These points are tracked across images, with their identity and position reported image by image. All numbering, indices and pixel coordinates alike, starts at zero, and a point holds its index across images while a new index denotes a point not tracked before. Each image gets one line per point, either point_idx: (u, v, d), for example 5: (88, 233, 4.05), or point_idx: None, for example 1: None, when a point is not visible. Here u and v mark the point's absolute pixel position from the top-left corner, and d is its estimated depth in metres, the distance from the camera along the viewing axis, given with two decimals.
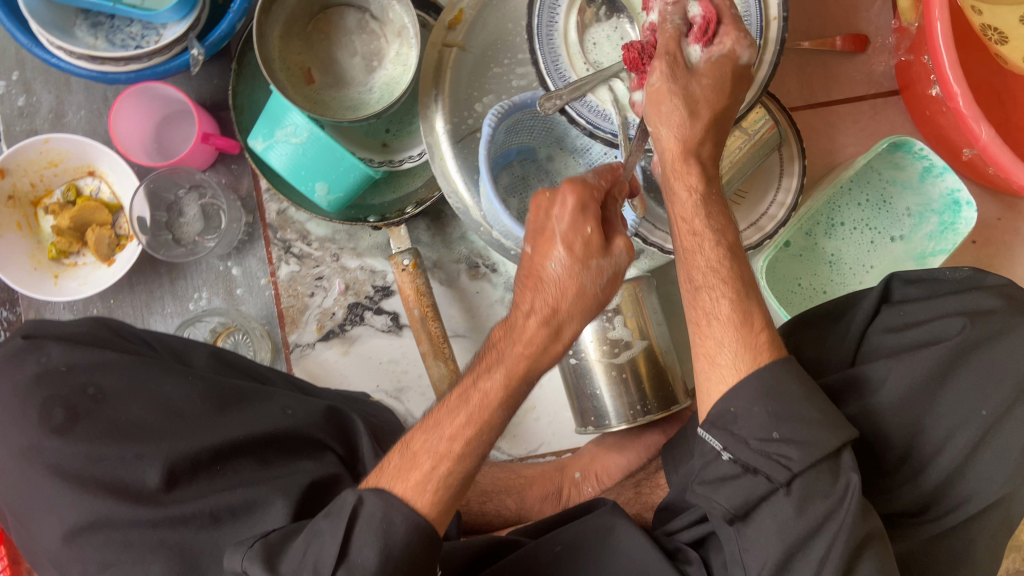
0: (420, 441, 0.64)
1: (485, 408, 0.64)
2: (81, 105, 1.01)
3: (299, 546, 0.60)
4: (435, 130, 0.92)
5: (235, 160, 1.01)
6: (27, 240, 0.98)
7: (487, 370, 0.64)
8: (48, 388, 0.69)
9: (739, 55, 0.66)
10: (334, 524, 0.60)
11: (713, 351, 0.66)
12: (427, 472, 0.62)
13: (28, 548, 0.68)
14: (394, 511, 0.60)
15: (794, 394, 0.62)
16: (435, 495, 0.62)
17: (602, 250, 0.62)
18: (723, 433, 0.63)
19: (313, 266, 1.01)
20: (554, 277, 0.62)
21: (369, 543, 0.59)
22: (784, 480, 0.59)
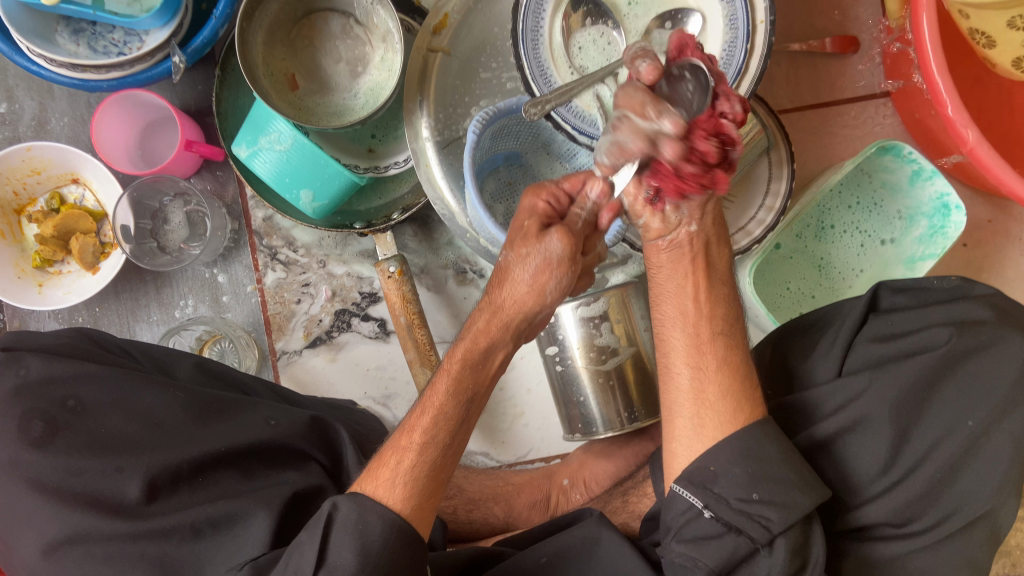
0: (389, 444, 0.66)
1: (439, 406, 0.65)
2: (64, 112, 1.00)
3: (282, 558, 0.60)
4: (420, 137, 0.91)
5: (220, 167, 1.00)
6: (11, 248, 0.97)
7: (437, 370, 0.67)
8: (26, 401, 0.68)
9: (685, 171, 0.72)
10: (311, 533, 0.60)
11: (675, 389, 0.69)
12: (395, 471, 0.63)
13: (8, 562, 0.68)
14: (367, 511, 0.60)
15: (771, 456, 0.62)
16: (406, 491, 0.62)
17: (536, 237, 0.65)
18: (704, 492, 0.62)
19: (299, 273, 1.01)
20: (517, 279, 0.65)
21: (347, 543, 0.58)
22: (765, 541, 0.60)
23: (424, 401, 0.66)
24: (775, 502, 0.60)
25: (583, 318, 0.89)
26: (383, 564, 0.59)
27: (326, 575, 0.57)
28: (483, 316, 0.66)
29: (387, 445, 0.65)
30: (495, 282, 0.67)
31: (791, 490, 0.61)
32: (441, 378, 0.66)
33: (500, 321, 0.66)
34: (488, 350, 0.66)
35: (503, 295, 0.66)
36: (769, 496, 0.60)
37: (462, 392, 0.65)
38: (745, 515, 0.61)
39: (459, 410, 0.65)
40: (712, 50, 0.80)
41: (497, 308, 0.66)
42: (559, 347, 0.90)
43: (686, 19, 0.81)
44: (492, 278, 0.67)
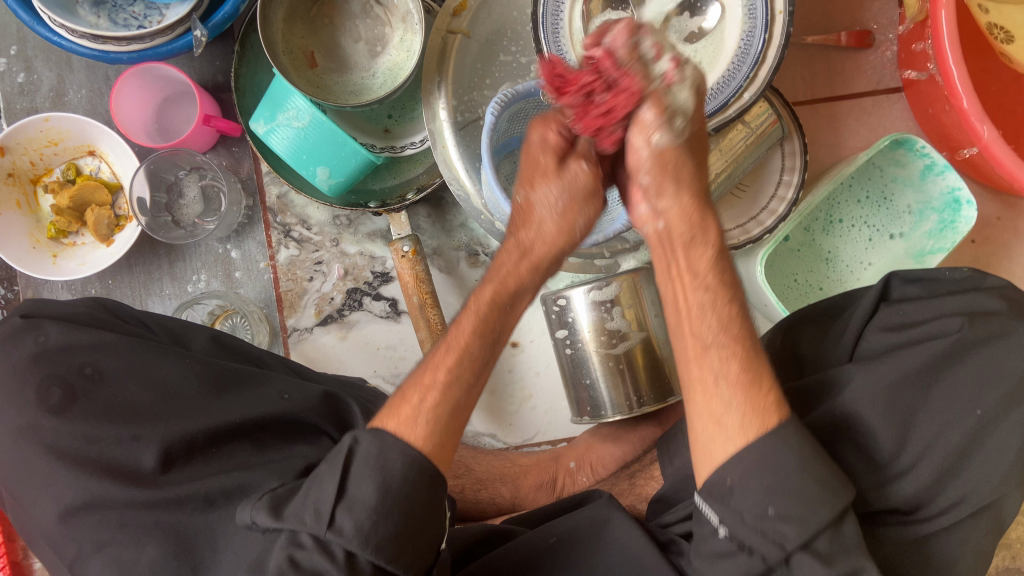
0: (409, 382, 0.64)
1: (464, 339, 0.64)
2: (82, 84, 1.00)
3: (303, 491, 0.59)
4: (437, 117, 0.92)
5: (235, 142, 1.00)
6: (26, 219, 0.97)
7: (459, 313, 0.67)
8: (45, 367, 0.69)
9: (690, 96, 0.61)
10: (331, 466, 0.59)
11: (719, 412, 0.59)
12: (417, 407, 0.61)
13: (24, 527, 0.68)
14: (390, 447, 0.59)
15: (790, 466, 0.57)
16: (428, 429, 0.60)
17: (559, 172, 0.65)
18: (720, 506, 0.59)
19: (312, 251, 1.01)
20: (543, 218, 0.66)
21: (368, 478, 0.57)
22: (781, 560, 0.56)
23: (450, 339, 0.65)
24: (791, 517, 0.56)
25: (595, 302, 0.90)
26: (405, 494, 0.58)
27: (346, 509, 0.57)
28: (509, 253, 0.67)
29: (410, 381, 0.64)
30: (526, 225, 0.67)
31: (813, 504, 0.56)
32: (465, 321, 0.65)
33: (531, 262, 0.67)
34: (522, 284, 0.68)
35: (529, 233, 0.67)
36: (787, 512, 0.56)
37: (480, 331, 0.65)
38: (761, 533, 0.57)
39: (484, 350, 0.65)
40: (732, 39, 0.81)
41: (524, 247, 0.67)
42: (569, 330, 0.92)
43: (704, 8, 0.82)
44: (514, 218, 0.67)
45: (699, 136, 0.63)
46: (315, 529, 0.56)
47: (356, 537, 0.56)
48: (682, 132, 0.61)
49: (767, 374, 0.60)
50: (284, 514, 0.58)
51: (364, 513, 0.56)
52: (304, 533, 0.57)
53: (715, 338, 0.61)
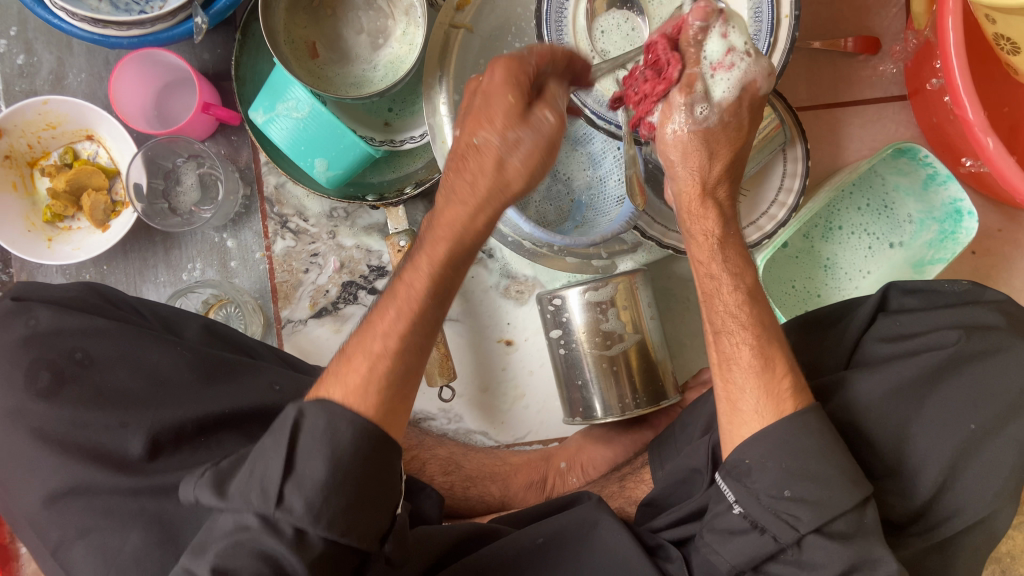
0: (356, 344, 0.63)
1: (414, 300, 0.64)
2: (82, 68, 1.00)
3: (247, 468, 0.57)
4: (438, 112, 0.91)
5: (235, 131, 1.00)
6: (22, 201, 0.97)
7: (415, 263, 0.64)
8: (34, 351, 0.69)
9: (757, 85, 0.67)
10: (276, 440, 0.57)
11: (736, 396, 0.65)
12: (366, 375, 0.60)
13: (7, 512, 0.68)
14: (338, 417, 0.57)
15: (808, 449, 0.60)
16: (378, 395, 0.60)
17: (521, 120, 0.60)
18: (736, 484, 0.62)
19: (308, 243, 1.01)
20: (509, 168, 0.61)
21: (317, 453, 0.56)
22: (793, 540, 0.59)
23: (399, 296, 0.64)
24: (806, 500, 0.59)
25: (590, 303, 0.89)
26: (356, 468, 0.56)
27: (295, 486, 0.55)
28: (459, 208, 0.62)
29: (358, 343, 0.63)
30: (481, 172, 0.61)
31: (835, 490, 0.59)
32: (420, 264, 0.64)
33: (485, 217, 0.63)
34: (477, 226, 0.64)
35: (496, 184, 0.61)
36: (802, 494, 0.59)
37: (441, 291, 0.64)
38: (776, 514, 0.60)
39: (434, 305, 0.64)
40: None
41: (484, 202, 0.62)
42: (564, 329, 0.91)
43: None
44: (454, 158, 0.63)
45: (730, 135, 0.69)
46: (261, 509, 0.54)
47: (306, 515, 0.54)
48: (705, 119, 0.67)
49: (779, 357, 0.66)
50: (230, 492, 0.56)
51: (313, 489, 0.55)
52: (250, 513, 0.55)
53: (736, 326, 0.67)
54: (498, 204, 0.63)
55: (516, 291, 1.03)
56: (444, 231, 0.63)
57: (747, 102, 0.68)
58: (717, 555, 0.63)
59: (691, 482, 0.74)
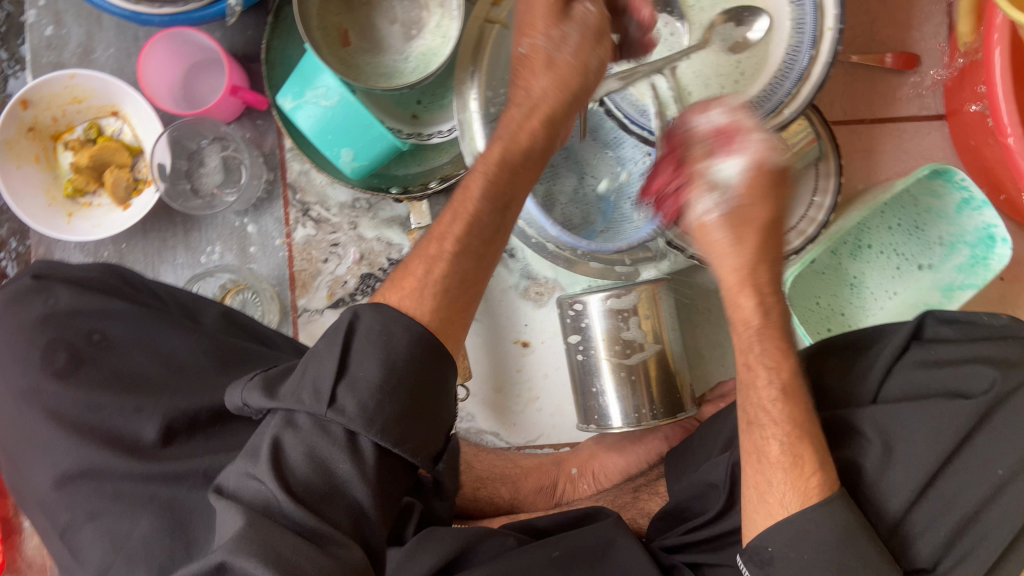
0: (417, 252, 0.66)
1: (470, 202, 0.68)
2: (111, 43, 0.99)
3: (297, 372, 0.56)
4: (468, 108, 0.90)
5: (261, 115, 0.99)
6: (43, 174, 0.95)
7: (466, 183, 0.70)
8: (51, 331, 0.68)
9: (767, 161, 0.69)
10: (330, 343, 0.56)
11: (761, 485, 0.63)
12: (421, 279, 0.62)
13: (17, 491, 0.67)
14: (393, 323, 0.56)
15: (832, 542, 0.59)
16: (434, 302, 0.61)
17: (564, 15, 0.69)
18: (760, 570, 0.62)
19: (329, 232, 1.00)
20: (549, 62, 0.69)
21: (369, 356, 0.55)
22: None
23: (457, 205, 0.68)
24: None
25: (612, 310, 0.88)
26: (410, 375, 0.55)
27: (348, 387, 0.54)
28: (521, 111, 0.71)
29: (415, 253, 0.65)
30: (522, 85, 0.71)
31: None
32: (475, 179, 0.69)
33: (539, 115, 0.71)
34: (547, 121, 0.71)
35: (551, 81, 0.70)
36: None
37: (508, 187, 0.70)
38: None
39: (490, 217, 0.68)
40: (776, 57, 0.78)
41: (549, 106, 0.71)
42: (583, 335, 0.90)
43: (752, 19, 0.79)
44: (519, 74, 0.72)
45: (751, 209, 0.69)
46: (314, 409, 0.53)
47: (359, 417, 0.52)
48: (727, 202, 0.69)
49: (805, 399, 0.65)
50: (282, 393, 0.55)
51: (367, 391, 0.53)
52: (302, 412, 0.54)
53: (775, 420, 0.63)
54: (562, 113, 0.71)
55: (535, 292, 1.02)
56: (492, 159, 0.70)
57: (764, 177, 0.69)
58: None
59: (705, 498, 0.73)
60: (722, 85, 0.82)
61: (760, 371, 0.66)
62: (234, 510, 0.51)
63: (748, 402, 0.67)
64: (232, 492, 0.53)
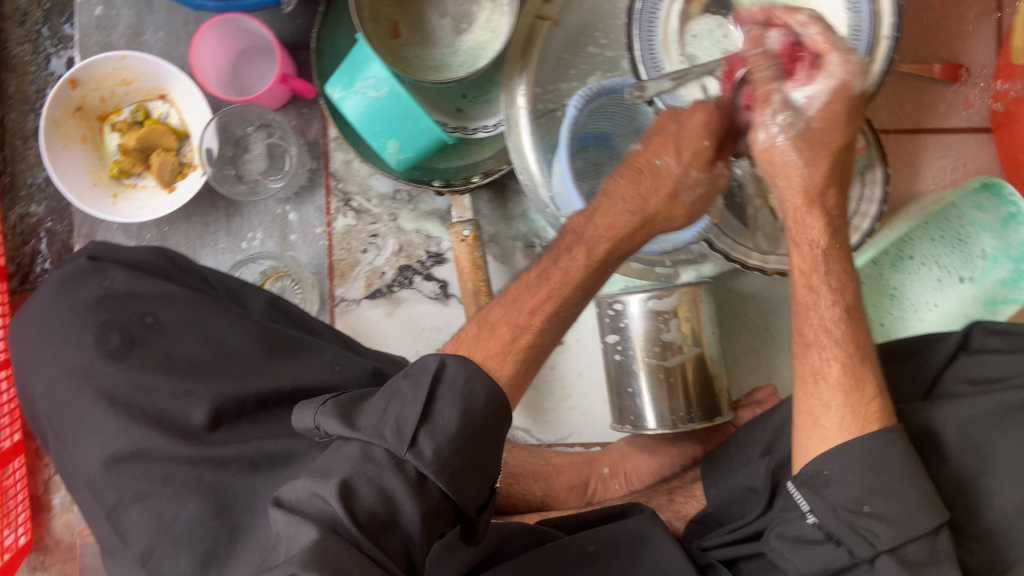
0: (498, 312, 0.61)
1: (565, 285, 0.63)
2: (160, 26, 0.99)
3: (379, 403, 0.55)
4: (515, 104, 0.90)
5: (307, 104, 0.99)
6: (89, 155, 0.96)
7: (567, 250, 0.65)
8: (104, 313, 0.69)
9: (851, 84, 0.60)
10: (415, 384, 0.55)
11: (817, 411, 0.63)
12: (507, 342, 0.59)
13: (66, 469, 0.68)
14: (476, 380, 0.55)
15: (893, 468, 0.60)
16: (514, 365, 0.59)
17: (705, 164, 0.65)
18: (813, 496, 0.61)
19: (369, 223, 1.00)
20: (665, 171, 0.64)
21: (452, 404, 0.54)
22: (868, 556, 0.59)
23: (553, 280, 0.63)
24: (887, 519, 0.59)
25: (653, 311, 0.88)
26: (483, 431, 0.54)
27: (429, 433, 0.52)
28: (626, 216, 0.65)
29: (502, 313, 0.61)
30: (645, 181, 0.65)
31: (913, 510, 0.58)
32: (577, 252, 0.64)
33: (645, 229, 0.66)
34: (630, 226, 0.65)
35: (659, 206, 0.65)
36: (882, 511, 0.59)
37: (585, 283, 0.65)
38: (851, 528, 0.60)
39: (579, 301, 0.65)
40: None
41: (646, 215, 0.66)
42: (621, 335, 0.90)
43: None
44: (629, 169, 0.65)
45: (829, 132, 0.62)
46: (393, 446, 0.52)
47: (434, 462, 0.51)
48: (798, 125, 0.61)
49: (869, 379, 0.64)
50: (362, 423, 0.53)
51: (445, 439, 0.52)
52: (380, 447, 0.52)
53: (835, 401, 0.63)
54: (662, 221, 0.67)
55: None
56: (603, 234, 0.65)
57: (847, 102, 0.61)
58: (785, 562, 0.63)
59: (745, 502, 0.73)
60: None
61: (823, 292, 0.66)
62: (300, 523, 0.49)
63: (803, 323, 0.67)
64: (294, 505, 0.51)
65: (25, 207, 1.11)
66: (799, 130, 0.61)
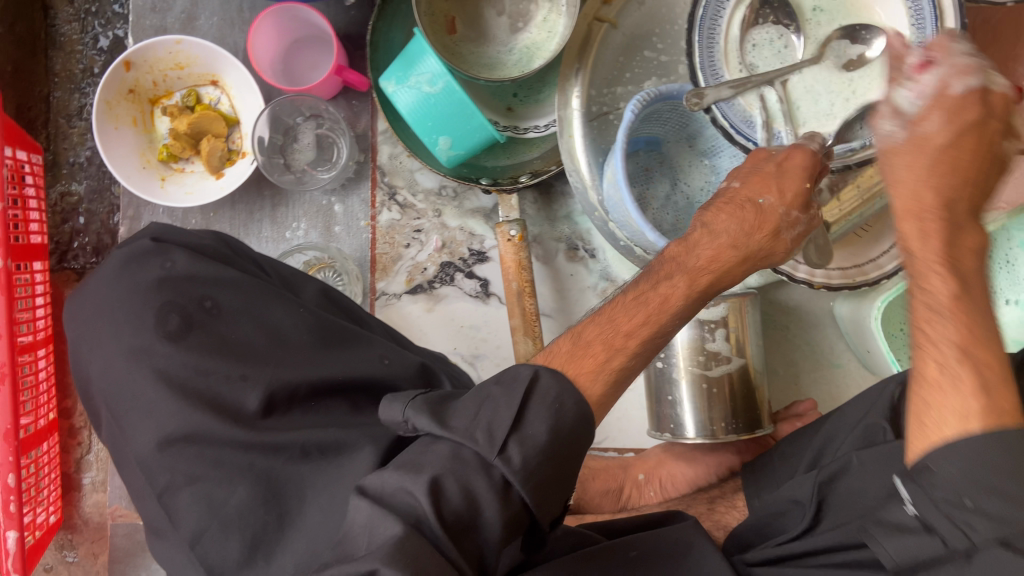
0: (593, 331, 0.59)
1: (663, 312, 0.61)
2: (215, 12, 0.99)
3: (471, 406, 0.53)
4: (569, 105, 0.89)
5: (357, 96, 1.00)
6: (140, 137, 0.96)
7: (667, 276, 0.63)
8: (165, 293, 0.69)
9: (954, 84, 0.53)
10: (507, 390, 0.53)
11: (916, 408, 0.51)
12: (601, 361, 0.57)
13: (119, 450, 0.68)
14: (567, 394, 0.54)
15: (1007, 466, 0.46)
16: (606, 386, 0.56)
17: (803, 204, 0.64)
18: (912, 484, 0.50)
19: (413, 218, 1.00)
20: (767, 207, 0.63)
21: (542, 415, 0.52)
22: (963, 548, 0.46)
23: (650, 303, 0.61)
24: (994, 515, 0.46)
25: (699, 321, 0.87)
26: (567, 446, 0.53)
27: (518, 441, 0.51)
28: (728, 250, 0.63)
29: (596, 331, 0.59)
30: (747, 214, 0.63)
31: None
32: (677, 279, 0.62)
33: (743, 265, 0.64)
34: (730, 264, 0.64)
35: (757, 241, 0.63)
36: (988, 507, 0.46)
37: (682, 314, 0.62)
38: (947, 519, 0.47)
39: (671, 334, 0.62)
40: None
41: (748, 251, 0.64)
42: (665, 341, 0.88)
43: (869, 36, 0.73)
44: (728, 203, 0.64)
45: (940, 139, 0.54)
46: (482, 450, 0.50)
47: (521, 471, 0.50)
48: (901, 133, 0.55)
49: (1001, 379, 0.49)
50: (453, 424, 0.52)
51: (533, 452, 0.51)
52: (468, 450, 0.51)
53: None
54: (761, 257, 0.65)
55: None
56: (703, 266, 0.63)
57: (958, 106, 0.53)
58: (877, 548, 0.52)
59: (787, 517, 0.71)
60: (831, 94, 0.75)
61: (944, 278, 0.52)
62: (384, 516, 0.49)
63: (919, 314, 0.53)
64: (378, 495, 0.51)
65: (66, 184, 1.11)
66: (901, 136, 0.55)
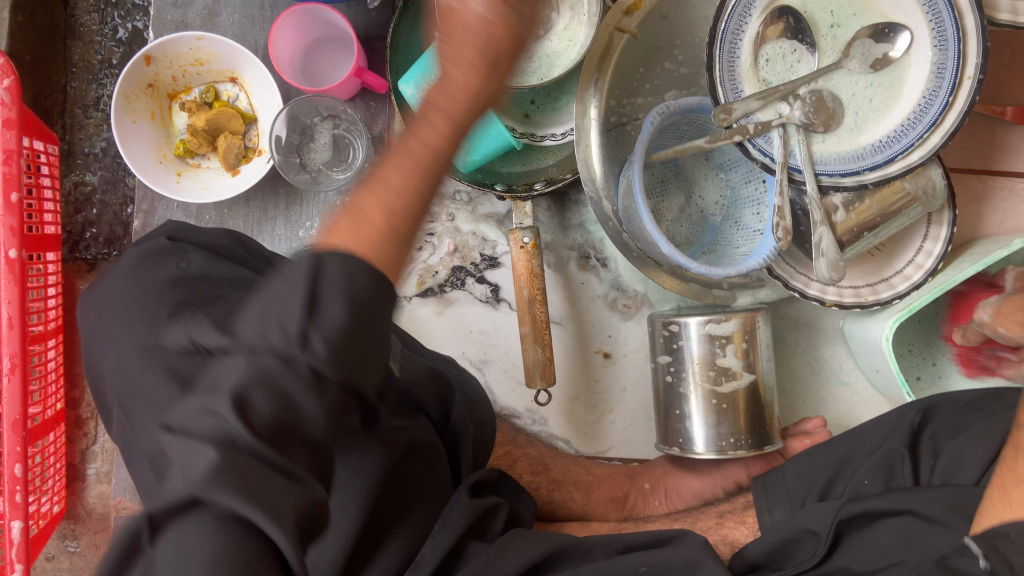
0: (364, 191, 0.46)
1: (432, 157, 0.47)
2: (236, 9, 0.99)
3: (257, 309, 0.43)
4: (587, 114, 0.87)
5: (374, 98, 1.01)
6: (157, 131, 0.96)
7: (422, 117, 0.48)
8: (178, 291, 0.68)
9: None
10: (289, 281, 0.42)
11: None
12: (379, 218, 0.45)
13: (128, 449, 0.67)
14: (355, 267, 0.42)
15: None
16: (383, 240, 0.44)
17: None
18: None
19: (426, 221, 1.00)
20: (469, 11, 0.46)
21: (336, 293, 0.41)
22: None
23: (413, 152, 0.47)
24: None
25: (710, 335, 0.87)
26: (373, 315, 0.42)
27: (319, 330, 0.40)
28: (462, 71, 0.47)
29: (362, 189, 0.46)
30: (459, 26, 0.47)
31: None
32: (434, 118, 0.48)
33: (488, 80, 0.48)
34: (491, 92, 0.49)
35: (511, 57, 0.48)
36: None
37: None
38: None
39: (433, 186, 0.48)
40: (911, 93, 0.75)
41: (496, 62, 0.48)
42: (675, 356, 0.90)
43: (894, 35, 0.74)
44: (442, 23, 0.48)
45: None
46: (282, 348, 0.40)
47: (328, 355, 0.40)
48: None
49: None
50: (239, 334, 0.42)
51: (336, 335, 0.41)
52: (267, 355, 0.40)
53: None
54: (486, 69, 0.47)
55: (623, 305, 1.02)
56: (439, 109, 0.48)
57: None
58: None
59: (798, 544, 0.72)
60: (852, 112, 0.76)
61: None
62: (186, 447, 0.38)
63: None
64: (182, 428, 0.40)
65: (80, 174, 1.11)
66: None
